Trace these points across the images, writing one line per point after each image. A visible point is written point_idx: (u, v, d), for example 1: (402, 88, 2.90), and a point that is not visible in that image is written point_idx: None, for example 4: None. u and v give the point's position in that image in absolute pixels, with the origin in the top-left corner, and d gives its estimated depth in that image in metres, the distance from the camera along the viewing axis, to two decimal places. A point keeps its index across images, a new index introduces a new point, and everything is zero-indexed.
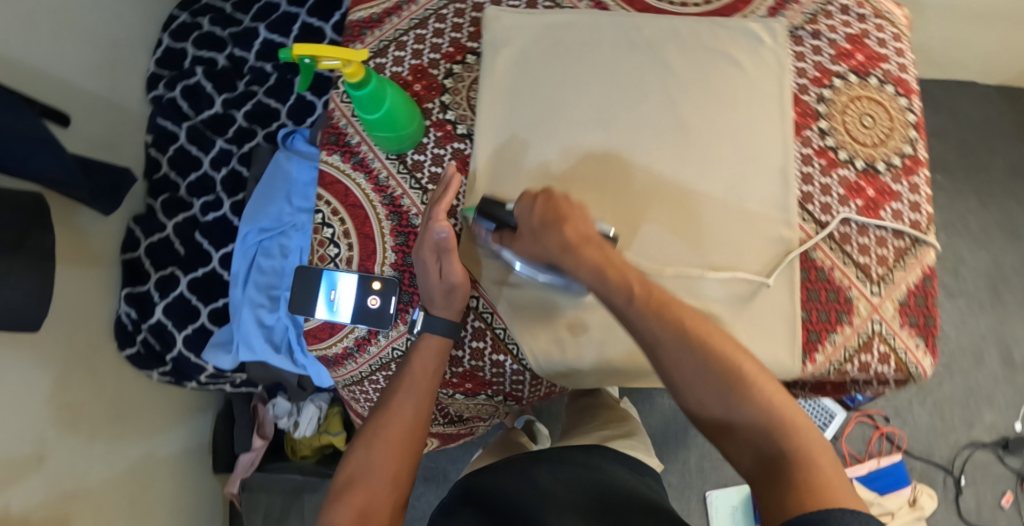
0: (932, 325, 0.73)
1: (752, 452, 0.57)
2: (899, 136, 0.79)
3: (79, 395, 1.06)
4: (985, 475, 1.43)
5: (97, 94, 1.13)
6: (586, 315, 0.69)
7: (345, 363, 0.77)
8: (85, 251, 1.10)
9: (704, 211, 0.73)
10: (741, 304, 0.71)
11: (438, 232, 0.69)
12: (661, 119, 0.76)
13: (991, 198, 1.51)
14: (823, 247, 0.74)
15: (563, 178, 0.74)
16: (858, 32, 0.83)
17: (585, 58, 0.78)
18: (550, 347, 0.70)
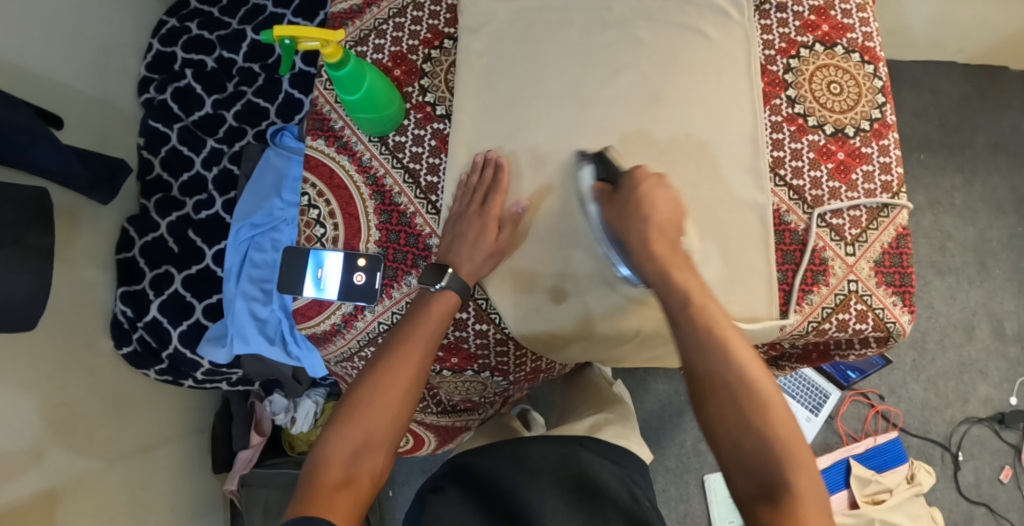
0: (908, 282, 0.76)
1: (757, 483, 0.56)
2: (867, 102, 0.80)
3: (75, 394, 1.07)
4: (983, 449, 1.43)
5: (89, 96, 1.15)
6: (569, 284, 0.72)
7: (334, 339, 0.78)
8: (79, 252, 1.12)
9: (681, 177, 0.75)
10: (720, 266, 0.74)
11: (517, 205, 0.72)
12: (635, 91, 0.78)
13: (975, 174, 1.54)
14: (797, 212, 0.77)
15: (540, 149, 0.75)
16: (823, 4, 0.84)
17: (557, 37, 0.80)
18: (532, 316, 0.73)
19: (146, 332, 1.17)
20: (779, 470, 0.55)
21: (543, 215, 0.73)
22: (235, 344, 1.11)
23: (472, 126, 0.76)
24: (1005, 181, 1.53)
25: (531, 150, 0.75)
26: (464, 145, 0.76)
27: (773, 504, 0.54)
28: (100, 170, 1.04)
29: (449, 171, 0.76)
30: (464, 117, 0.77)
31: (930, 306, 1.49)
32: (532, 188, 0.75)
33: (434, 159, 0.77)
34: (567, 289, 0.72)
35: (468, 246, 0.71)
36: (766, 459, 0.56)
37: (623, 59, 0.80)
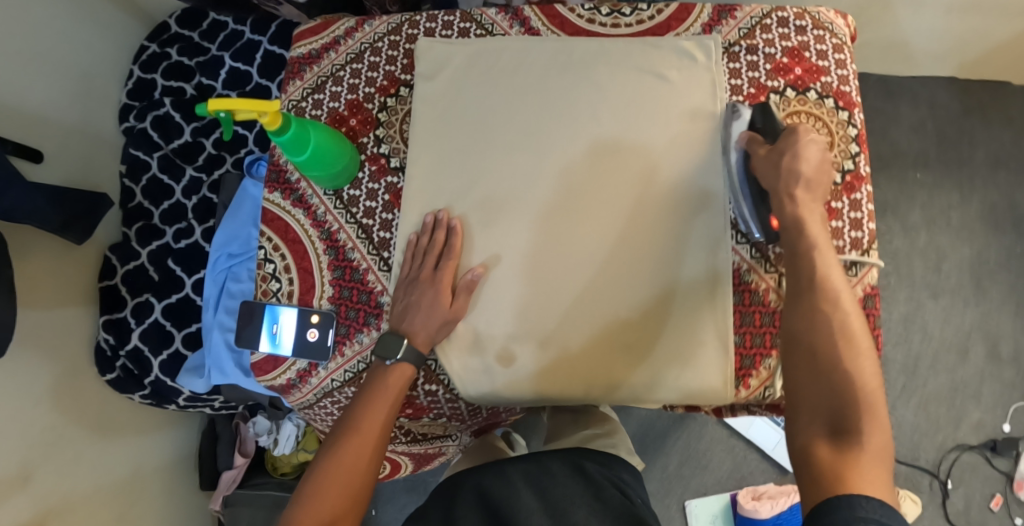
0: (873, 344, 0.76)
1: (829, 423, 0.57)
2: (840, 152, 0.79)
3: (62, 417, 1.08)
4: (973, 475, 1.40)
5: (72, 126, 1.15)
6: (516, 346, 0.72)
7: (292, 392, 0.79)
8: (63, 277, 1.13)
9: (633, 228, 0.73)
10: (671, 326, 0.71)
11: (473, 274, 0.72)
12: (591, 139, 0.76)
13: (973, 191, 1.49)
14: (758, 271, 0.73)
15: (494, 203, 0.75)
16: (796, 44, 0.83)
17: (514, 82, 0.79)
18: (479, 376, 0.72)
19: (129, 361, 1.19)
20: (850, 414, 0.56)
21: (492, 273, 0.73)
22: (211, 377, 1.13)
23: (423, 180, 0.76)
24: (1006, 198, 1.48)
25: (482, 204, 0.75)
26: (416, 201, 0.75)
27: (837, 442, 0.55)
28: (77, 208, 1.03)
29: (401, 227, 0.75)
30: (417, 172, 0.76)
31: (923, 328, 1.46)
32: (480, 244, 0.74)
33: (387, 215, 0.76)
34: (514, 351, 0.72)
35: (420, 311, 0.70)
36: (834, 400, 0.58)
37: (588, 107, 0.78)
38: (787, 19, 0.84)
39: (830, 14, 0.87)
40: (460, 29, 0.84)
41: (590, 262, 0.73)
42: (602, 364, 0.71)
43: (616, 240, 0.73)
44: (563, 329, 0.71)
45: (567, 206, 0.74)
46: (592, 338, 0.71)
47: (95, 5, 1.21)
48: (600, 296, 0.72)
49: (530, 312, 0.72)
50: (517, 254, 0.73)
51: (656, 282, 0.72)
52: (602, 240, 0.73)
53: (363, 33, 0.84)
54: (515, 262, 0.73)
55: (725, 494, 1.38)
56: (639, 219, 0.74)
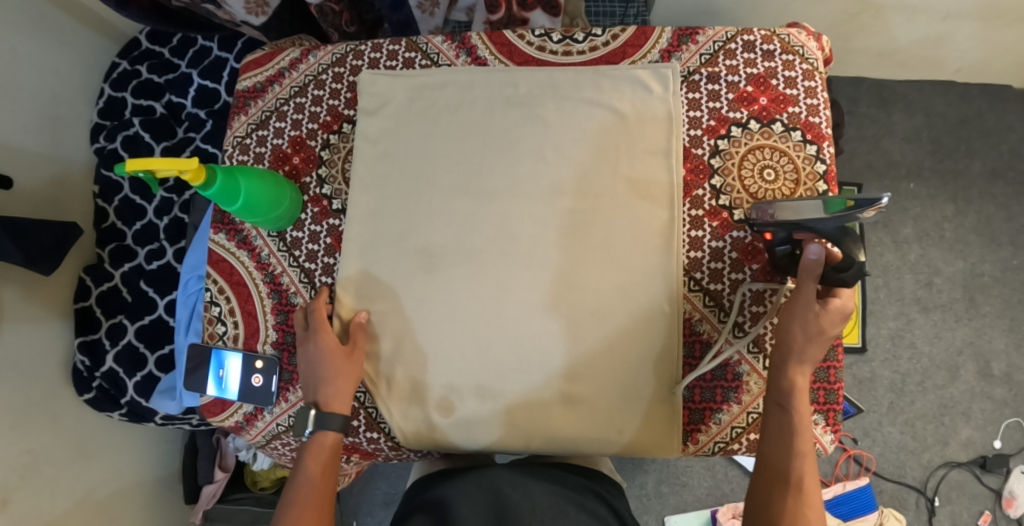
0: (833, 400, 0.70)
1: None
2: (805, 191, 0.72)
3: (40, 440, 1.09)
4: (961, 494, 1.37)
5: (38, 151, 1.15)
6: (455, 397, 0.72)
7: (241, 432, 0.81)
8: (37, 300, 1.13)
9: (579, 278, 0.71)
10: (616, 382, 0.70)
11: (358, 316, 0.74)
12: (536, 184, 0.74)
13: (968, 204, 1.44)
14: (710, 320, 0.71)
15: (436, 252, 0.74)
16: (762, 72, 0.75)
17: (457, 120, 0.77)
18: (420, 425, 0.73)
19: (104, 383, 1.20)
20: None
21: (427, 326, 0.73)
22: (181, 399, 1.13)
23: (361, 228, 0.77)
24: (1003, 211, 1.43)
25: (422, 252, 0.75)
26: (354, 247, 0.77)
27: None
28: (44, 242, 1.05)
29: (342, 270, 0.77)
30: (354, 217, 0.77)
31: (912, 345, 1.42)
32: (419, 293, 0.74)
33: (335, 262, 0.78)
34: (454, 401, 0.72)
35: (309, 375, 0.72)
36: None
37: (546, 147, 0.75)
38: (754, 43, 0.76)
39: (804, 35, 0.76)
40: (405, 59, 0.82)
41: (536, 316, 0.71)
42: (547, 420, 0.71)
43: (567, 292, 0.71)
44: (507, 383, 0.71)
45: (516, 256, 0.72)
46: (536, 393, 0.71)
47: (61, 26, 1.20)
48: (543, 349, 0.71)
49: (471, 366, 0.72)
50: (456, 306, 0.73)
51: (613, 336, 0.70)
52: (553, 292, 0.71)
53: (307, 64, 0.84)
54: (453, 315, 0.73)
55: (704, 511, 1.36)
56: (597, 270, 0.71)
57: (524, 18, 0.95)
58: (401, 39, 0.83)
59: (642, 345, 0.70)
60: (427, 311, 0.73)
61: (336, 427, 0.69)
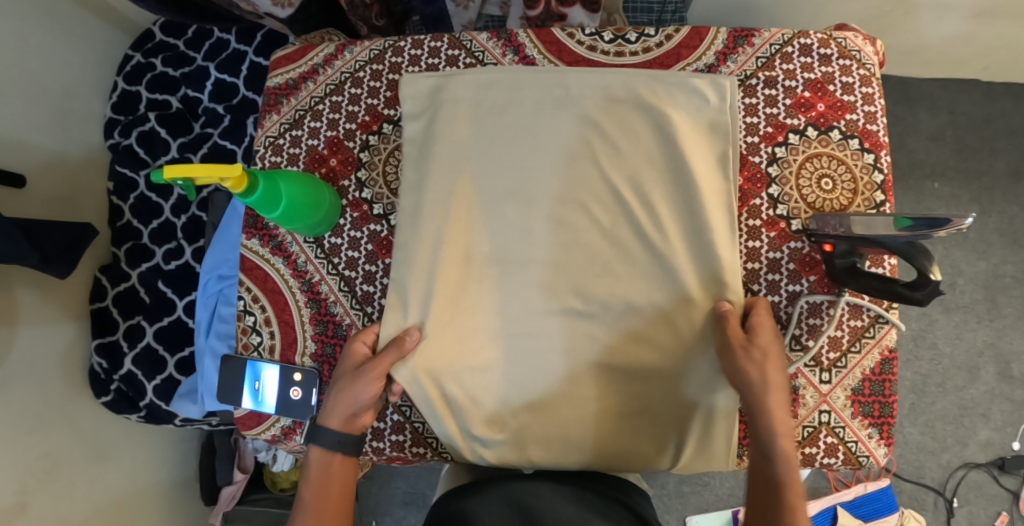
0: (888, 414, 0.70)
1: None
2: (863, 201, 0.71)
3: (58, 443, 1.07)
4: (980, 494, 1.37)
5: (52, 147, 1.12)
6: (502, 414, 0.71)
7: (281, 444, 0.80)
8: (52, 303, 1.10)
9: (624, 288, 0.70)
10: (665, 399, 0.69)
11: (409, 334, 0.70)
12: (585, 189, 0.72)
13: (991, 204, 1.43)
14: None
15: (479, 260, 0.73)
16: (820, 76, 0.74)
17: (505, 121, 0.74)
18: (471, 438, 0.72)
19: (123, 384, 1.18)
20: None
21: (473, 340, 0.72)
22: (203, 402, 1.12)
23: (406, 238, 0.74)
24: None
25: (466, 259, 0.73)
26: (401, 258, 0.74)
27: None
28: (58, 242, 1.01)
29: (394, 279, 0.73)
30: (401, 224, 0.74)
31: (933, 345, 1.42)
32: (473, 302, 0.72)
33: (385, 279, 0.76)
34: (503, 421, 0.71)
35: (348, 398, 0.69)
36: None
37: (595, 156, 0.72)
38: (811, 47, 0.74)
39: (860, 39, 0.75)
40: (447, 57, 0.80)
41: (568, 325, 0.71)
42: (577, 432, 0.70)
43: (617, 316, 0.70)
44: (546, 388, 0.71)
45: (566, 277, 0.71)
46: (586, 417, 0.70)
47: (73, 17, 1.16)
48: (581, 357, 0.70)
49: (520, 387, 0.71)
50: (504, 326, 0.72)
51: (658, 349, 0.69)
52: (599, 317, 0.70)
53: (343, 60, 0.81)
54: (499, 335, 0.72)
55: (725, 511, 1.36)
56: (647, 293, 0.69)
57: (562, 13, 0.92)
58: (443, 36, 0.81)
59: (692, 373, 0.68)
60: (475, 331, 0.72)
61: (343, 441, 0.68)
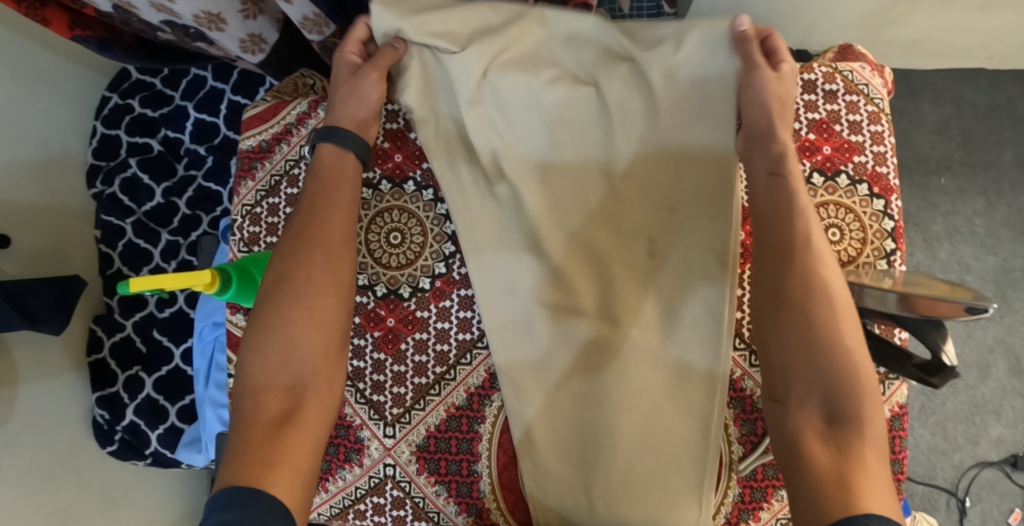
0: (897, 470, 0.68)
1: (820, 398, 0.54)
2: (873, 251, 0.68)
3: (71, 502, 1.05)
4: (992, 492, 1.36)
5: (36, 203, 1.09)
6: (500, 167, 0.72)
7: None
8: (48, 363, 1.08)
9: (666, 228, 0.69)
10: (666, 433, 0.67)
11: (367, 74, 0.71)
12: (602, 112, 0.71)
13: (1000, 197, 1.38)
14: (755, 377, 0.68)
15: (555, 141, 0.72)
16: (825, 116, 0.70)
17: (536, 93, 0.72)
18: (518, 381, 0.69)
19: (127, 435, 1.16)
20: (846, 395, 0.53)
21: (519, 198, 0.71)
22: (206, 452, 1.12)
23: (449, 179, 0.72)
24: None
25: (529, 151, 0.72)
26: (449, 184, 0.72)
27: (831, 438, 0.52)
28: (47, 300, 0.98)
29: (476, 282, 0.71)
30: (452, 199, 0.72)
31: None
32: (521, 158, 0.72)
33: (377, 355, 0.72)
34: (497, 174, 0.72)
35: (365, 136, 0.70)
36: (829, 371, 0.54)
37: (579, 113, 0.72)
38: (814, 83, 0.71)
39: (867, 70, 0.71)
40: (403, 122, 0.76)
41: (606, 266, 0.69)
42: (603, 396, 0.68)
43: (649, 196, 0.70)
44: (558, 346, 0.69)
45: (595, 129, 0.72)
46: (586, 326, 0.69)
47: (46, 64, 1.12)
48: (592, 317, 0.69)
49: (544, 125, 0.72)
50: (558, 91, 0.71)
51: (662, 397, 0.67)
52: (618, 178, 0.71)
53: (317, 119, 0.78)
54: (555, 107, 0.72)
55: None
56: (701, 148, 0.69)
57: None
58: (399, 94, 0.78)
59: (690, 388, 0.67)
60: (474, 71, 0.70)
61: (327, 313, 0.63)
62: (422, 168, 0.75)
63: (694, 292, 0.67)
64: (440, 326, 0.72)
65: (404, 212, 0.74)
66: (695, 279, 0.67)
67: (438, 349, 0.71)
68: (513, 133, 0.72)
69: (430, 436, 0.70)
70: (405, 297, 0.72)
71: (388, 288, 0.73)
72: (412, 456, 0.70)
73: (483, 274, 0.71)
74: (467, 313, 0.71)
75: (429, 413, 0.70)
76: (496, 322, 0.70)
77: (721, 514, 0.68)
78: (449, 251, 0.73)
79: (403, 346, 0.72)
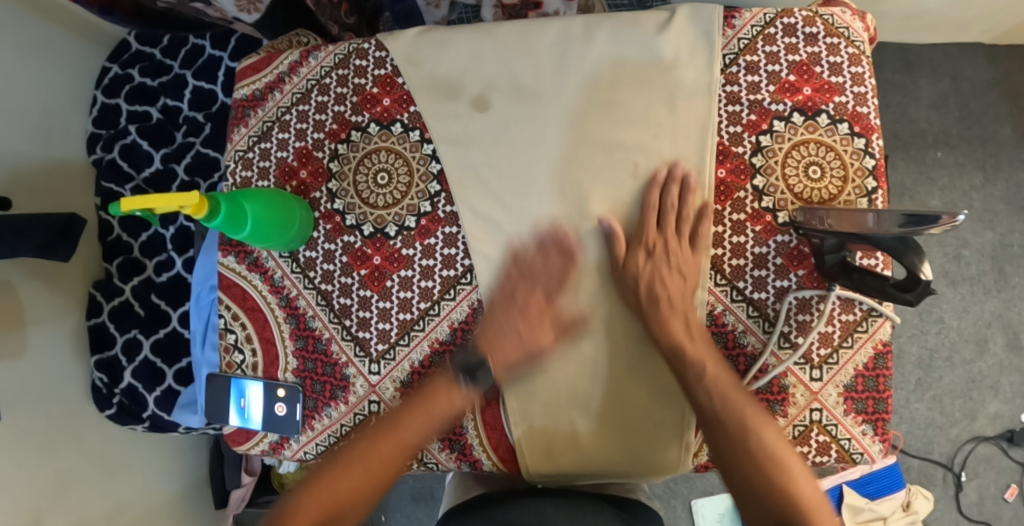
0: (882, 410, 0.67)
1: (760, 501, 0.61)
2: (854, 189, 0.68)
3: (67, 462, 1.06)
4: (989, 468, 1.35)
5: (37, 168, 1.11)
6: (492, 97, 0.74)
7: (284, 448, 0.76)
8: (49, 324, 1.10)
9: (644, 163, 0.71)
10: (646, 368, 0.69)
11: (378, 52, 0.77)
12: (595, 56, 0.73)
13: (997, 171, 1.38)
14: (736, 311, 0.69)
15: (546, 79, 0.74)
16: (805, 58, 0.71)
17: (530, 38, 0.75)
18: (504, 304, 0.71)
19: (124, 398, 1.18)
20: (789, 509, 0.60)
21: (509, 132, 0.74)
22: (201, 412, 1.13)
23: (439, 114, 0.75)
24: None
25: (516, 86, 0.74)
26: (441, 119, 0.75)
27: None
28: (49, 230, 0.99)
29: (467, 229, 0.72)
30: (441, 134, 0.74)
31: (939, 319, 1.38)
32: (504, 95, 0.74)
33: (363, 292, 0.73)
34: (486, 102, 0.74)
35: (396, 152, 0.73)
36: (771, 490, 0.61)
37: (571, 51, 0.74)
38: (795, 26, 0.72)
39: (848, 14, 0.72)
40: (393, 66, 0.77)
41: (586, 201, 0.71)
42: (587, 331, 0.70)
43: (635, 137, 0.71)
44: (546, 275, 0.71)
45: (583, 67, 0.73)
46: (569, 253, 0.71)
47: (47, 34, 1.14)
48: (579, 248, 0.71)
49: (538, 63, 0.74)
50: (551, 36, 0.74)
51: (642, 332, 0.69)
52: (603, 114, 0.72)
53: (308, 67, 0.79)
54: (532, 62, 0.74)
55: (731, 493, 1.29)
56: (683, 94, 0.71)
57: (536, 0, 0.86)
58: (378, 39, 0.78)
59: None
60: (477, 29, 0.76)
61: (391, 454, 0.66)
62: (410, 111, 0.76)
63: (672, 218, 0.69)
64: (425, 263, 0.72)
65: (392, 153, 0.75)
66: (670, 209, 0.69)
67: (423, 285, 0.72)
68: (506, 69, 0.75)
69: (415, 372, 0.71)
70: (392, 235, 0.73)
71: (375, 227, 0.74)
72: (396, 392, 0.71)
73: (477, 226, 0.72)
74: (452, 250, 0.72)
75: (414, 349, 0.71)
76: (484, 247, 0.72)
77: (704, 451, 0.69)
78: (434, 190, 0.74)
79: (388, 283, 0.73)
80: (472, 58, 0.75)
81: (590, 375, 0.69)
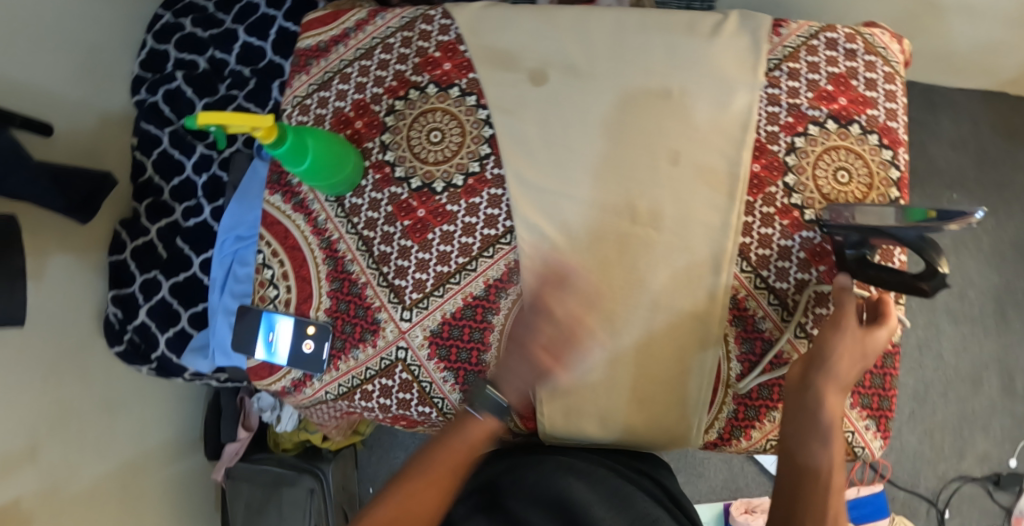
0: (885, 407, 0.71)
1: None
2: (878, 195, 0.72)
3: (70, 392, 1.07)
4: (972, 507, 1.37)
5: (79, 101, 1.13)
6: (548, 71, 0.77)
7: (306, 385, 0.79)
8: (71, 255, 1.11)
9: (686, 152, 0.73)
10: (668, 352, 0.72)
11: (444, 21, 0.81)
12: (649, 43, 0.76)
13: (1009, 217, 1.41)
14: (758, 298, 0.71)
15: (600, 62, 0.76)
16: (843, 71, 0.74)
17: (588, 23, 0.78)
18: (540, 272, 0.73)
19: (135, 336, 1.19)
20: None
21: (559, 107, 0.76)
22: (213, 357, 1.15)
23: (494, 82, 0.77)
24: None
25: (569, 65, 0.77)
26: (494, 88, 0.77)
27: None
28: (79, 191, 1.03)
29: (510, 195, 0.74)
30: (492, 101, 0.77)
31: (938, 354, 1.40)
32: (557, 71, 0.77)
33: (403, 242, 0.76)
34: (540, 76, 0.77)
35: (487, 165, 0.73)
36: None
37: (627, 37, 0.77)
38: (837, 41, 0.75)
39: (886, 37, 0.77)
40: (456, 34, 0.80)
41: (625, 181, 0.73)
42: (617, 309, 0.72)
43: (680, 125, 0.73)
44: (582, 251, 0.73)
45: (636, 55, 0.76)
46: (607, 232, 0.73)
47: None
48: (616, 229, 0.73)
49: (594, 46, 0.77)
50: (608, 22, 0.78)
51: (666, 315, 0.72)
52: (651, 100, 0.74)
53: (374, 26, 0.83)
54: (588, 44, 0.77)
55: (717, 502, 1.30)
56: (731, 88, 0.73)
57: None
58: (444, 9, 0.82)
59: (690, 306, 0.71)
60: (537, 9, 0.79)
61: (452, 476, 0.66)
62: (468, 77, 0.78)
63: (708, 202, 0.72)
64: (467, 221, 0.75)
65: (446, 114, 0.78)
66: (704, 196, 0.72)
67: (462, 241, 0.75)
68: (562, 49, 0.78)
69: (445, 322, 0.74)
70: (438, 191, 0.76)
71: (422, 182, 0.76)
72: (425, 340, 0.74)
73: (521, 193, 0.74)
74: (495, 211, 0.75)
75: (446, 301, 0.74)
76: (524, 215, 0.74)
77: (715, 430, 0.73)
78: (484, 153, 0.76)
79: (429, 236, 0.76)
80: (530, 34, 0.78)
81: (614, 351, 0.72)
